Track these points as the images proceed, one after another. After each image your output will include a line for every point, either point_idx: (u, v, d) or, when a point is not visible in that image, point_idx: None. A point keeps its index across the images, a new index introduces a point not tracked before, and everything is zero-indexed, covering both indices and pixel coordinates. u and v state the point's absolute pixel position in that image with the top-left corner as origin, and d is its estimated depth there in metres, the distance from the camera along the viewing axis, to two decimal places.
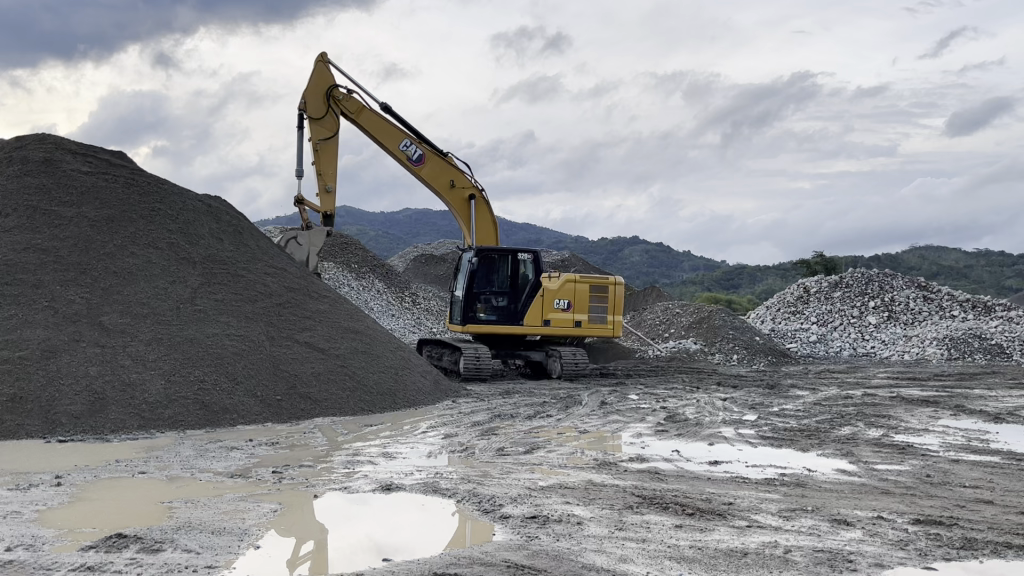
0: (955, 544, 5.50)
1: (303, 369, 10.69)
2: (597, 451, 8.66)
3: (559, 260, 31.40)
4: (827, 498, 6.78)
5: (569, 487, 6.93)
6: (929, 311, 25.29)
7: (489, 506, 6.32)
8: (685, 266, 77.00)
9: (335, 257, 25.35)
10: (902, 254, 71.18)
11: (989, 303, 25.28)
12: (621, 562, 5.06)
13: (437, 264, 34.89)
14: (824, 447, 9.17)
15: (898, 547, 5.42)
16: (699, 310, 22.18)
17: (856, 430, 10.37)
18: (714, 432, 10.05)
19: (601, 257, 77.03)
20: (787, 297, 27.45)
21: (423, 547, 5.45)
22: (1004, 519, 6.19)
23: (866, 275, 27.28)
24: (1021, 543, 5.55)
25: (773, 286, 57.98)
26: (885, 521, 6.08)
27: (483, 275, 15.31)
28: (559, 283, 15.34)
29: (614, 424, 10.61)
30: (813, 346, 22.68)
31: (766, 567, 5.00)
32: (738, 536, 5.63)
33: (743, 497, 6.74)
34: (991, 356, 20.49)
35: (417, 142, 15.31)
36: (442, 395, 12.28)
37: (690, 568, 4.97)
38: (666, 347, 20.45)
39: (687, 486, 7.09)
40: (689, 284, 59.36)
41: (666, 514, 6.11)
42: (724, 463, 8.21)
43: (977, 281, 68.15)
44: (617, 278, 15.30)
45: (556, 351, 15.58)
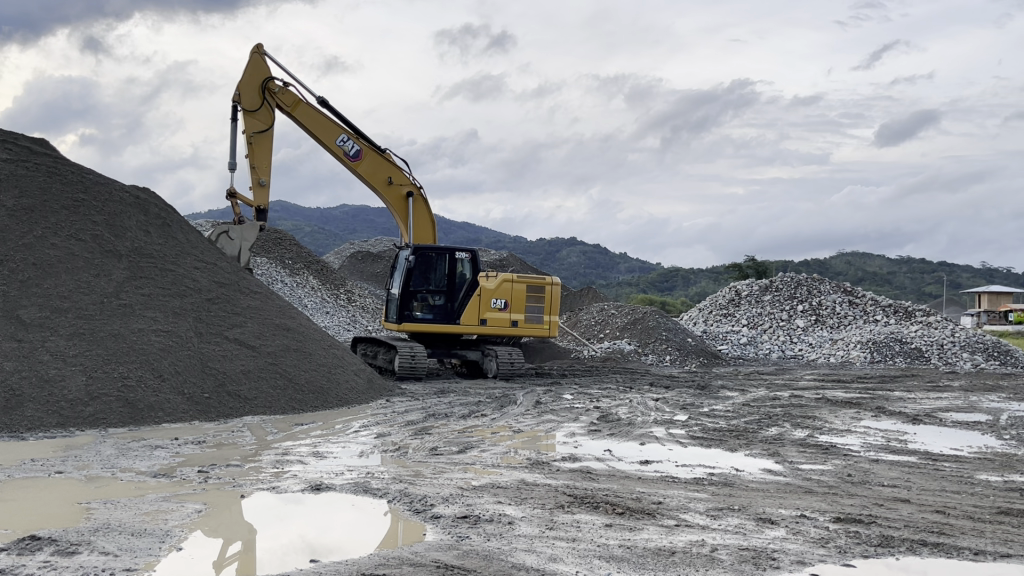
0: (873, 542, 5.68)
1: (232, 367, 10.45)
2: (530, 451, 8.67)
3: (497, 260, 31.45)
4: (752, 497, 6.93)
5: (502, 487, 6.93)
6: (854, 315, 26.13)
7: (420, 506, 6.27)
8: (621, 268, 78.05)
9: (269, 252, 24.92)
10: (830, 260, 73.40)
11: (909, 308, 26.22)
12: (551, 562, 5.08)
13: (373, 262, 34.58)
14: (751, 447, 9.39)
15: (819, 545, 5.58)
16: (634, 312, 22.46)
17: (783, 430, 10.62)
18: (645, 432, 10.19)
19: (539, 258, 77.44)
20: (719, 300, 28.04)
21: (353, 548, 5.38)
22: (919, 517, 6.41)
23: (795, 279, 28.03)
24: (936, 540, 5.77)
25: (706, 289, 59.18)
26: (808, 519, 6.26)
27: (420, 273, 15.21)
28: (496, 283, 15.34)
29: (548, 423, 10.65)
30: (743, 348, 23.19)
31: (693, 565, 5.09)
32: (666, 535, 5.71)
33: (672, 496, 6.85)
34: (911, 359, 21.28)
35: (355, 138, 15.14)
36: (375, 393, 12.15)
37: (619, 568, 5.01)
38: (601, 347, 20.64)
39: (618, 485, 7.17)
40: (625, 286, 60.14)
41: (596, 513, 6.16)
42: (654, 462, 8.33)
43: (900, 288, 70.71)
44: (554, 279, 15.39)
45: (493, 350, 15.59)
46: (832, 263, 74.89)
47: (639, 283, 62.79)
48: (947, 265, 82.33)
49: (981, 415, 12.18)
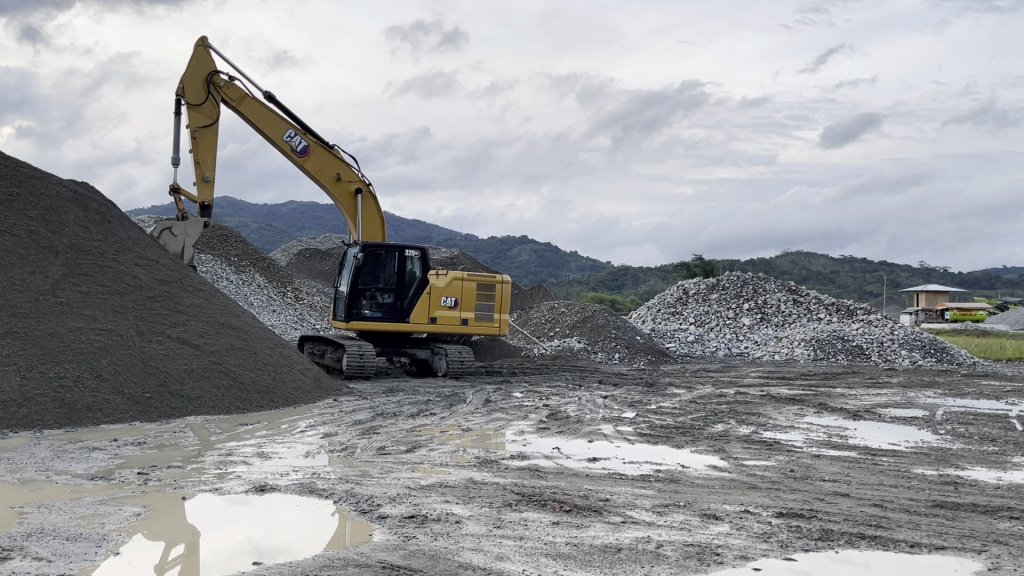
0: (813, 536, 5.80)
1: (175, 366, 10.23)
2: (479, 450, 8.65)
3: (448, 258, 31.36)
4: (697, 494, 7.02)
5: (449, 486, 6.91)
6: (798, 313, 26.67)
7: (367, 506, 6.22)
8: (572, 267, 78.49)
9: (214, 249, 24.48)
10: (775, 259, 74.81)
11: (851, 306, 26.86)
12: (497, 560, 5.08)
13: (322, 259, 34.18)
14: (697, 443, 9.51)
15: (761, 540, 5.68)
16: (584, 310, 22.59)
17: (728, 427, 10.80)
18: (593, 430, 10.24)
19: (490, 256, 77.42)
20: (667, 298, 28.38)
21: (299, 549, 5.30)
22: (858, 511, 6.57)
23: (741, 278, 28.50)
24: (873, 534, 5.92)
25: (655, 288, 59.83)
26: (751, 514, 6.36)
27: (369, 271, 15.07)
28: (446, 281, 15.28)
29: (497, 422, 10.65)
30: (691, 346, 23.49)
31: (638, 562, 5.13)
32: (613, 532, 5.75)
33: (619, 493, 6.90)
34: (853, 356, 21.80)
35: (302, 133, 14.94)
36: (323, 393, 12.01)
37: (566, 565, 5.02)
38: (551, 345, 20.72)
39: (565, 483, 7.20)
40: (575, 285, 60.50)
41: (543, 511, 6.18)
42: (602, 460, 8.39)
43: (842, 287, 72.42)
44: (505, 277, 15.39)
45: (442, 349, 15.53)
46: (777, 262, 76.34)
47: (589, 281, 63.19)
48: (887, 265, 84.61)
49: (918, 411, 12.54)
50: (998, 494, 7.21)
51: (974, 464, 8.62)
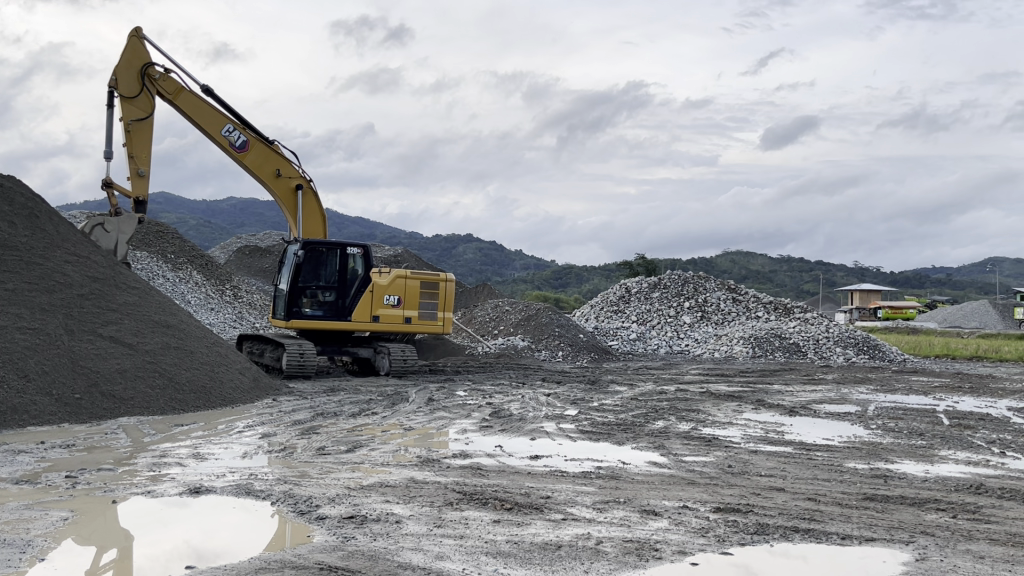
0: (749, 530, 5.91)
1: (106, 366, 9.94)
2: (420, 449, 8.61)
3: (391, 255, 31.15)
4: (637, 490, 7.10)
5: (390, 486, 6.85)
6: (737, 311, 27.19)
7: (305, 507, 6.13)
8: (516, 266, 78.69)
9: (149, 246, 23.88)
10: (715, 259, 76.12)
11: (788, 304, 27.47)
12: (437, 559, 5.06)
13: (262, 257, 33.61)
14: (638, 440, 9.61)
15: (699, 535, 5.76)
16: (527, 308, 22.67)
17: (668, 423, 10.94)
18: (536, 427, 10.27)
19: (434, 253, 77.12)
20: (610, 297, 28.65)
21: (235, 551, 5.18)
22: (793, 505, 6.71)
23: (682, 277, 28.94)
24: (807, 527, 6.05)
25: (598, 287, 60.34)
26: (689, 509, 6.45)
27: (309, 268, 14.86)
28: (389, 279, 15.19)
29: (440, 420, 10.61)
30: (633, 343, 23.74)
31: (578, 559, 5.16)
32: (553, 529, 5.77)
33: (560, 490, 6.93)
34: (789, 354, 22.30)
35: (241, 128, 14.67)
36: (262, 392, 11.82)
37: (506, 563, 5.03)
38: (495, 344, 20.72)
39: (507, 481, 7.21)
40: (519, 283, 60.64)
41: (484, 509, 6.18)
42: (544, 457, 8.41)
43: (780, 286, 74.04)
44: (448, 275, 15.33)
45: (385, 347, 15.41)
46: (717, 261, 77.72)
47: (533, 280, 63.39)
48: (823, 265, 86.80)
49: (851, 406, 12.90)
50: (926, 487, 7.44)
51: (903, 458, 8.88)
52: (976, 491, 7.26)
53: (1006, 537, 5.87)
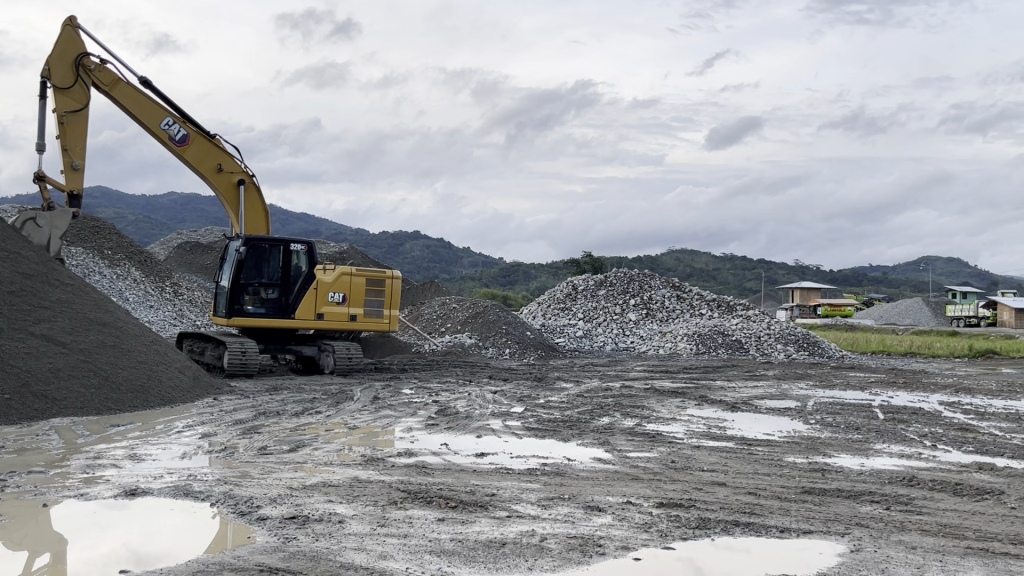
0: (691, 524, 5.99)
1: (39, 365, 9.62)
2: (365, 448, 8.53)
3: (336, 252, 30.81)
4: (582, 486, 7.14)
5: (333, 485, 6.77)
6: (681, 308, 27.56)
7: (246, 508, 6.03)
8: (464, 263, 78.61)
9: (85, 242, 23.20)
10: (661, 258, 77.10)
11: (731, 302, 27.95)
12: (380, 559, 5.01)
13: (203, 253, 32.96)
14: (583, 437, 9.66)
15: (642, 530, 5.82)
16: (475, 306, 22.64)
17: (613, 420, 11.04)
18: (482, 425, 10.26)
19: (382, 250, 76.55)
20: (557, 295, 28.79)
21: (174, 554, 5.07)
22: (733, 499, 6.83)
23: (628, 274, 29.23)
24: (747, 520, 6.16)
25: (545, 284, 60.58)
26: (632, 505, 6.51)
27: (251, 265, 14.60)
28: (333, 276, 15.02)
29: (385, 419, 10.52)
30: (579, 341, 23.88)
31: (522, 556, 5.17)
32: (498, 527, 5.77)
33: (505, 487, 6.94)
34: (732, 350, 22.67)
35: (181, 122, 14.37)
36: (202, 392, 11.59)
37: (450, 561, 5.01)
38: (442, 341, 20.64)
39: (452, 479, 7.18)
40: (467, 281, 60.55)
41: (428, 508, 6.15)
42: (489, 455, 8.41)
43: (723, 284, 75.31)
44: (394, 272, 15.21)
45: (329, 345, 15.24)
46: (662, 259, 78.74)
47: (481, 277, 63.34)
48: (766, 264, 88.57)
49: (791, 402, 13.18)
50: (861, 480, 7.64)
51: (840, 451, 9.10)
52: (908, 483, 7.48)
53: (936, 528, 6.06)
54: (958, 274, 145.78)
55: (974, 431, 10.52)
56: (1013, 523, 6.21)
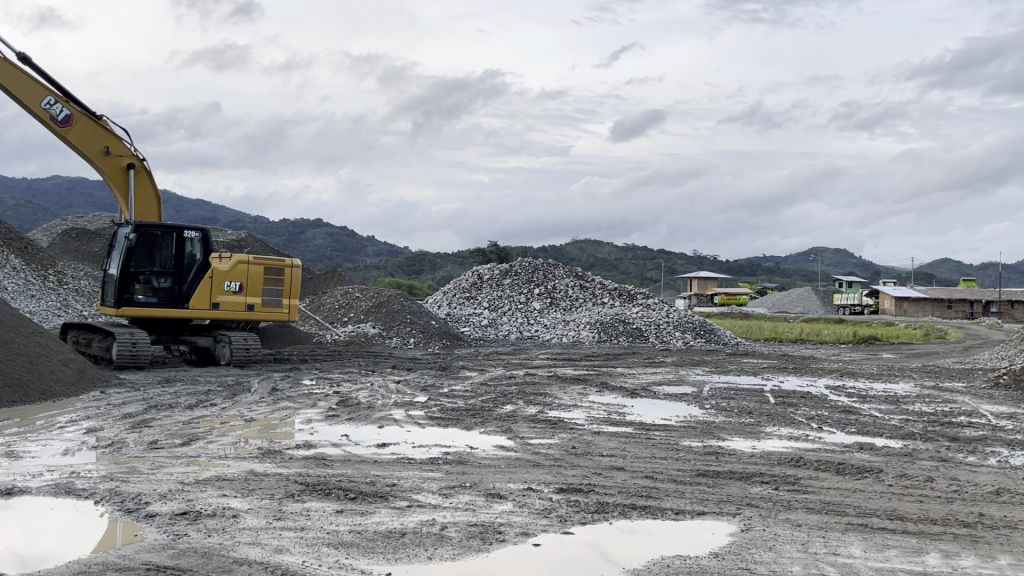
0: (590, 509, 6.09)
1: None
2: (262, 440, 8.32)
3: (234, 240, 29.93)
4: (483, 474, 7.17)
5: (227, 479, 6.58)
6: (584, 297, 28.00)
7: (133, 505, 5.78)
8: (368, 252, 77.75)
9: None
10: (565, 250, 78.19)
11: (631, 291, 28.57)
12: (276, 553, 4.90)
13: (90, 240, 31.46)
14: (486, 425, 9.68)
15: (542, 516, 5.88)
16: (378, 295, 22.39)
17: (516, 407, 11.13)
18: (384, 415, 10.18)
19: (283, 238, 74.86)
20: (462, 284, 28.79)
21: (56, 554, 4.82)
22: (631, 483, 6.99)
23: (532, 264, 29.49)
24: (644, 504, 6.31)
25: (451, 273, 60.54)
26: (533, 491, 6.58)
27: (142, 253, 14.03)
28: (230, 264, 14.53)
29: (284, 410, 10.30)
30: (484, 330, 23.95)
31: (422, 545, 5.15)
32: (397, 517, 5.73)
33: (406, 477, 6.89)
34: (633, 338, 23.18)
35: (64, 101, 13.66)
36: (87, 385, 11.09)
37: (348, 553, 4.94)
38: (344, 331, 20.31)
39: (352, 470, 7.09)
40: (371, 270, 59.96)
41: (327, 500, 6.05)
42: (391, 445, 8.33)
43: (625, 273, 76.97)
44: (295, 260, 14.81)
45: (225, 335, 14.79)
46: (566, 249, 79.84)
47: (385, 266, 62.79)
48: (666, 255, 91.00)
49: (687, 387, 13.56)
50: (752, 462, 7.94)
51: (733, 435, 9.42)
52: (796, 463, 7.82)
53: (820, 506, 6.35)
54: (844, 264, 153.21)
55: (856, 413, 11.09)
56: (890, 499, 6.58)
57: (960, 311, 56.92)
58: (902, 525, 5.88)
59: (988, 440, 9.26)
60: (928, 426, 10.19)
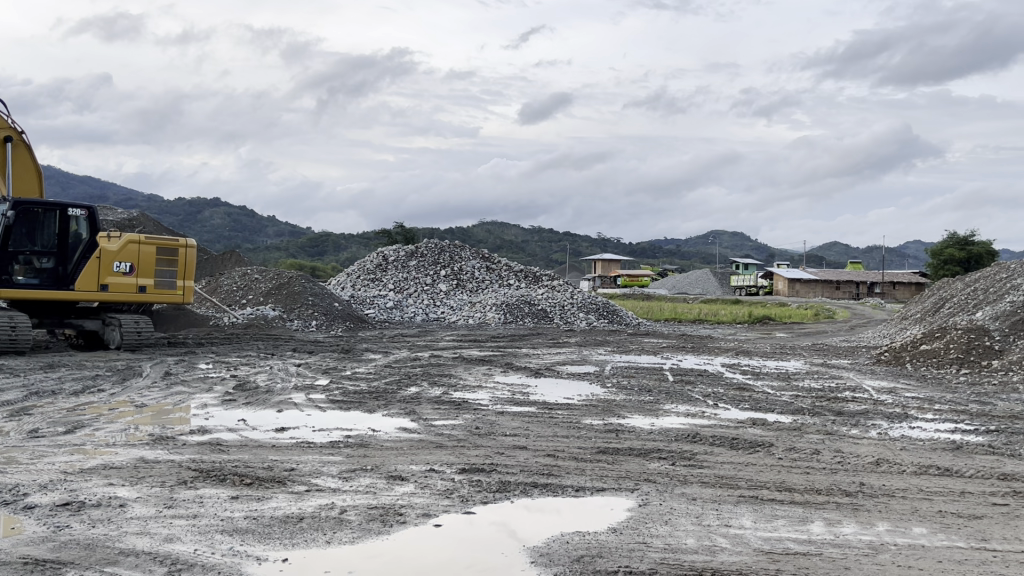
0: (492, 488, 6.12)
1: None
2: (154, 427, 8.00)
3: (125, 219, 28.64)
4: (384, 456, 7.10)
5: (114, 468, 6.30)
6: (490, 279, 28.06)
7: (10, 497, 5.47)
8: (270, 233, 75.89)
9: None
10: (471, 232, 78.24)
11: (537, 273, 28.80)
12: (166, 542, 4.73)
13: None
14: (389, 407, 9.59)
15: (443, 496, 5.87)
16: (279, 276, 21.85)
17: (420, 389, 11.07)
18: (283, 399, 9.95)
19: (178, 217, 72.21)
20: (367, 265, 28.39)
21: None
22: (533, 462, 7.04)
23: (439, 245, 29.34)
24: (545, 482, 6.38)
25: (355, 254, 59.74)
26: (435, 472, 6.55)
27: (22, 232, 13.30)
28: (119, 245, 13.88)
29: (177, 395, 9.95)
30: (389, 311, 23.71)
31: (320, 529, 5.05)
32: (295, 502, 5.61)
33: (305, 461, 6.75)
34: (538, 319, 23.38)
35: None
36: None
37: (243, 540, 4.81)
38: (243, 314, 19.74)
39: (249, 455, 6.90)
40: (273, 251, 58.58)
41: (221, 486, 5.87)
42: (290, 429, 8.15)
43: (532, 255, 77.63)
44: (189, 240, 14.22)
45: (115, 319, 14.16)
46: (472, 231, 79.90)
47: (287, 246, 61.42)
48: (571, 238, 92.25)
49: (590, 367, 13.79)
50: (651, 438, 8.13)
51: (632, 413, 9.63)
52: (693, 439, 8.05)
53: (714, 480, 6.56)
54: (741, 246, 158.60)
55: (749, 390, 11.53)
56: (779, 472, 6.86)
57: (847, 292, 59.78)
58: (790, 496, 6.13)
59: (870, 413, 9.77)
60: (815, 401, 10.68)
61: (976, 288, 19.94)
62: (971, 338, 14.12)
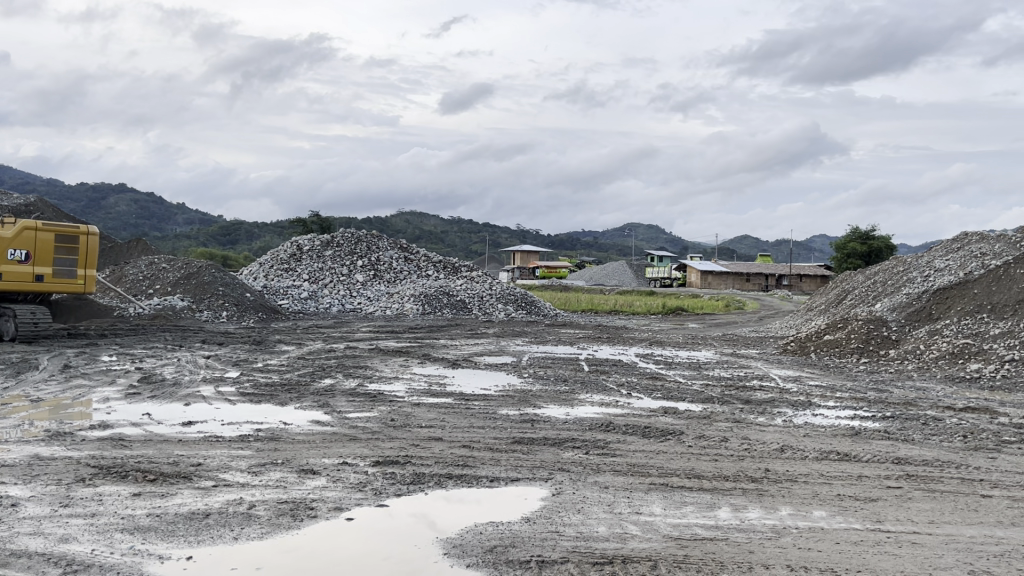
0: (405, 480, 6.07)
1: None
2: (50, 422, 7.65)
3: (21, 205, 27.24)
4: (296, 449, 6.96)
5: (6, 465, 5.99)
6: (408, 270, 27.85)
7: None
8: (179, 221, 73.53)
9: None
10: (390, 222, 77.54)
11: (455, 264, 28.74)
12: (61, 543, 4.52)
13: None
14: (302, 400, 9.41)
15: (356, 490, 5.79)
16: (188, 266, 21.17)
17: (334, 381, 10.92)
18: (191, 392, 9.65)
19: (81, 204, 69.25)
20: (280, 255, 27.79)
21: None
22: (448, 453, 7.01)
23: (356, 235, 28.92)
24: (460, 472, 6.36)
25: (270, 244, 58.45)
26: (348, 465, 6.46)
27: None
28: (14, 231, 13.17)
29: (77, 389, 9.53)
30: (304, 302, 23.27)
31: (227, 525, 4.92)
32: (200, 498, 5.45)
33: (213, 456, 6.57)
34: (456, 310, 23.31)
35: None
36: None
37: (144, 538, 4.64)
38: (149, 304, 19.05)
39: (153, 450, 6.67)
40: (183, 239, 56.79)
41: (123, 483, 5.66)
42: (197, 423, 7.90)
43: (450, 246, 77.51)
44: (91, 227, 13.65)
45: (9, 309, 13.48)
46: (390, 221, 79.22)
47: (199, 235, 59.65)
48: (490, 230, 92.46)
49: (507, 357, 13.86)
50: (566, 428, 8.22)
51: (548, 403, 9.71)
52: (606, 429, 8.17)
53: (626, 468, 6.66)
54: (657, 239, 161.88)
55: (662, 379, 11.78)
56: (688, 459, 7.02)
57: (757, 284, 61.66)
58: (699, 482, 6.28)
59: (775, 401, 10.10)
60: (724, 390, 11.00)
61: (875, 281, 20.82)
62: (870, 328, 14.76)
